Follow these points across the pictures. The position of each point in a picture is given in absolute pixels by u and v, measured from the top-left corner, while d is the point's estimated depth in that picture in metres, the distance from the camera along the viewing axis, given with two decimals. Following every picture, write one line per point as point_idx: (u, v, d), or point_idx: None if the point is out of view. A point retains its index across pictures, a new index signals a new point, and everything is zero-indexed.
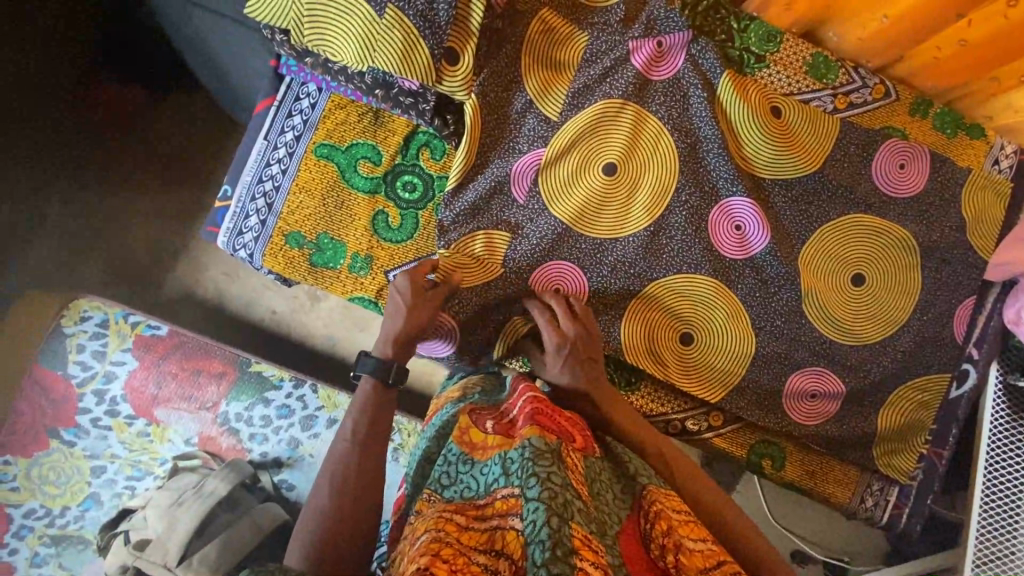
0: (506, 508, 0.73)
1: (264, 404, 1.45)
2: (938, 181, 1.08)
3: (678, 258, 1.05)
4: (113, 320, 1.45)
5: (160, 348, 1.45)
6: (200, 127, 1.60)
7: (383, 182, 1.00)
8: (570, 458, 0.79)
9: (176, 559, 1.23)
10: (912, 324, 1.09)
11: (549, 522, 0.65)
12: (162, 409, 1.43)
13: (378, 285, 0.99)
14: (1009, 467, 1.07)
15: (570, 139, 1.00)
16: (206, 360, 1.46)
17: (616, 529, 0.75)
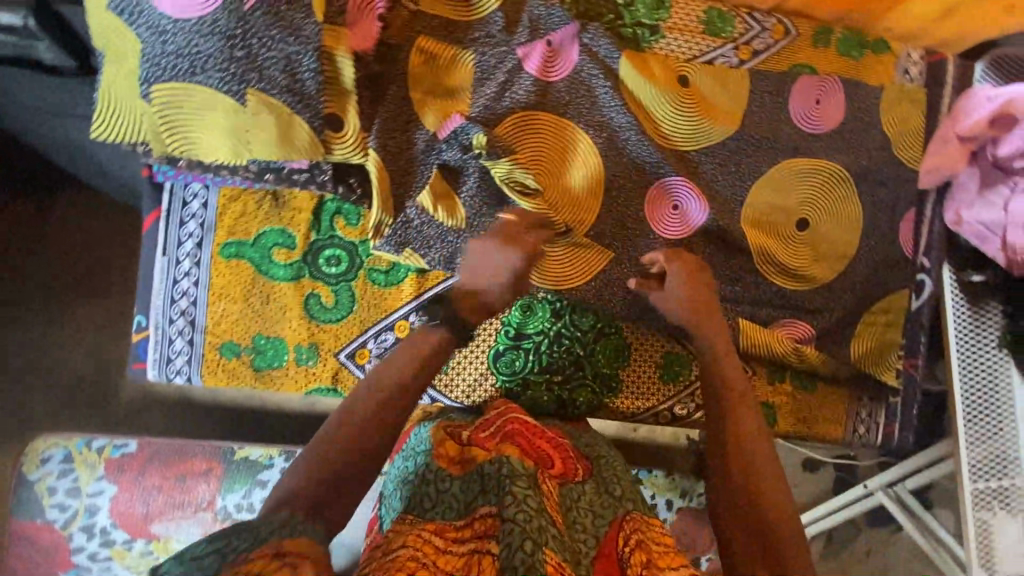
0: (484, 530, 0.71)
1: (262, 487, 1.35)
2: (855, 106, 1.07)
3: (619, 254, 1.02)
4: (74, 451, 1.31)
5: (135, 464, 1.32)
6: (97, 226, 1.45)
7: (305, 264, 0.93)
8: (547, 484, 0.78)
9: None
10: (863, 251, 1.10)
11: (522, 545, 0.64)
12: (157, 524, 1.31)
13: (331, 370, 0.95)
14: (978, 353, 1.14)
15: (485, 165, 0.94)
16: (186, 461, 1.34)
17: (592, 555, 0.74)
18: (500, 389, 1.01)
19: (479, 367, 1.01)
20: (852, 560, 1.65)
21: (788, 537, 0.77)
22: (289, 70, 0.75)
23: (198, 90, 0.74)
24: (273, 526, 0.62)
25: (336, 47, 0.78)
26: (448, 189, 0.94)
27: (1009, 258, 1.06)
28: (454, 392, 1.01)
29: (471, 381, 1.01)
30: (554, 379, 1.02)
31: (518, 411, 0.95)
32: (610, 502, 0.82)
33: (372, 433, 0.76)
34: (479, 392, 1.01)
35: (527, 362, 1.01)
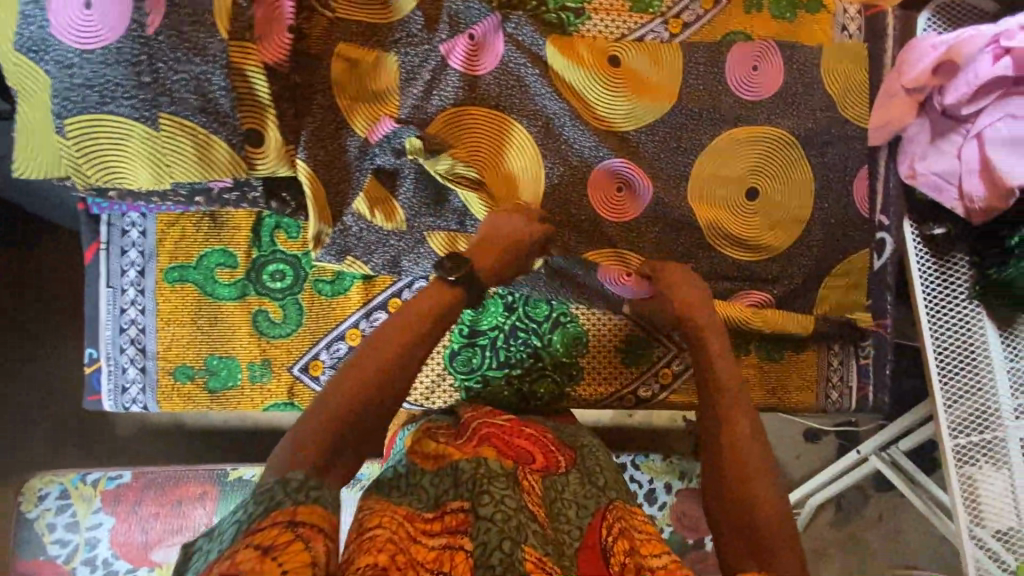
0: (456, 525, 0.70)
1: None
2: (794, 69, 1.05)
3: (566, 243, 1.00)
4: (71, 486, 1.30)
5: (131, 493, 1.31)
6: (67, 263, 1.46)
7: (249, 281, 0.93)
8: (527, 480, 0.77)
9: None
10: (818, 214, 1.08)
11: (500, 544, 0.65)
12: (159, 551, 1.29)
13: (287, 384, 0.95)
14: (945, 308, 1.13)
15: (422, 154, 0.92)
16: (181, 487, 1.34)
17: (575, 547, 0.72)
18: (460, 389, 1.01)
19: (436, 368, 1.00)
20: (862, 527, 1.62)
21: (777, 531, 0.72)
22: (199, 90, 0.75)
23: (108, 119, 0.74)
24: (292, 487, 0.62)
25: (245, 63, 0.77)
26: (384, 192, 0.94)
27: (968, 207, 1.05)
28: (414, 394, 1.00)
29: (429, 383, 1.00)
30: (513, 373, 1.01)
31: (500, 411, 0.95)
32: (593, 490, 0.80)
33: (380, 386, 0.75)
34: (440, 395, 1.01)
35: (485, 358, 1.01)
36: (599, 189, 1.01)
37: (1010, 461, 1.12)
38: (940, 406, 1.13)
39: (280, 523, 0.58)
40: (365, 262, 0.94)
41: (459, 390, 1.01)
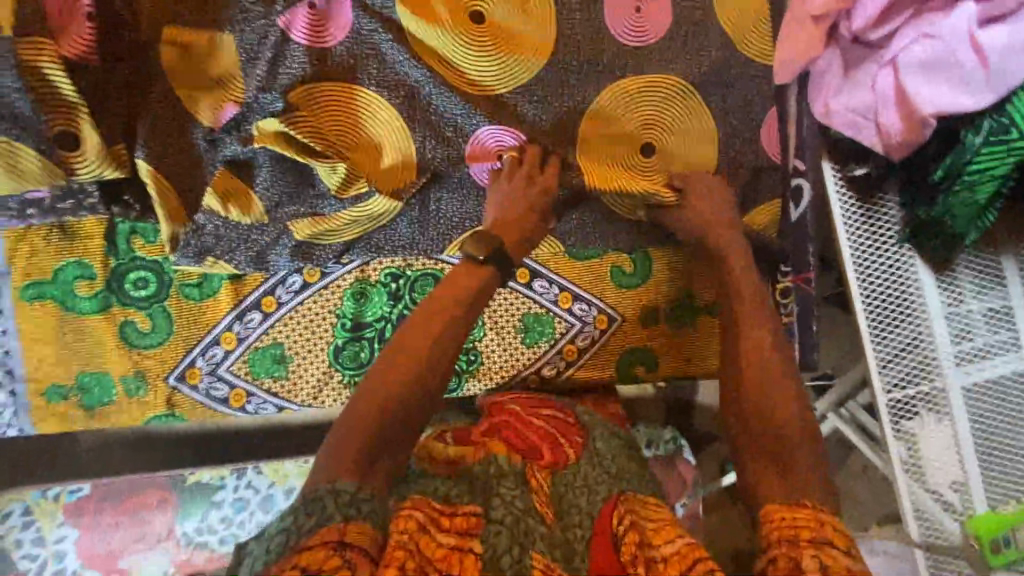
0: (465, 528, 0.66)
1: (216, 507, 1.31)
2: (681, 9, 0.95)
3: (449, 221, 0.95)
4: (33, 503, 1.28)
5: (94, 503, 1.29)
6: None
7: (111, 292, 0.89)
8: (535, 477, 0.76)
9: None
10: (723, 164, 1.00)
11: (510, 549, 0.65)
12: (125, 558, 1.29)
13: (164, 396, 0.92)
14: (872, 256, 1.05)
15: (280, 135, 0.86)
16: (140, 494, 1.31)
17: (587, 537, 0.71)
18: (348, 385, 0.95)
19: (322, 366, 0.94)
20: None
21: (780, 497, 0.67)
22: None
23: None
24: (339, 498, 0.62)
25: (39, 59, 0.74)
26: (240, 185, 0.88)
27: (886, 143, 0.95)
28: (301, 396, 0.95)
29: (315, 383, 0.94)
30: None
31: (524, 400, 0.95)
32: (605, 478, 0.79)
33: (413, 383, 0.76)
34: (328, 395, 0.95)
35: (373, 352, 0.95)
36: (485, 158, 0.94)
37: (951, 409, 1.05)
38: (873, 371, 1.06)
39: (328, 542, 0.57)
40: (230, 258, 0.89)
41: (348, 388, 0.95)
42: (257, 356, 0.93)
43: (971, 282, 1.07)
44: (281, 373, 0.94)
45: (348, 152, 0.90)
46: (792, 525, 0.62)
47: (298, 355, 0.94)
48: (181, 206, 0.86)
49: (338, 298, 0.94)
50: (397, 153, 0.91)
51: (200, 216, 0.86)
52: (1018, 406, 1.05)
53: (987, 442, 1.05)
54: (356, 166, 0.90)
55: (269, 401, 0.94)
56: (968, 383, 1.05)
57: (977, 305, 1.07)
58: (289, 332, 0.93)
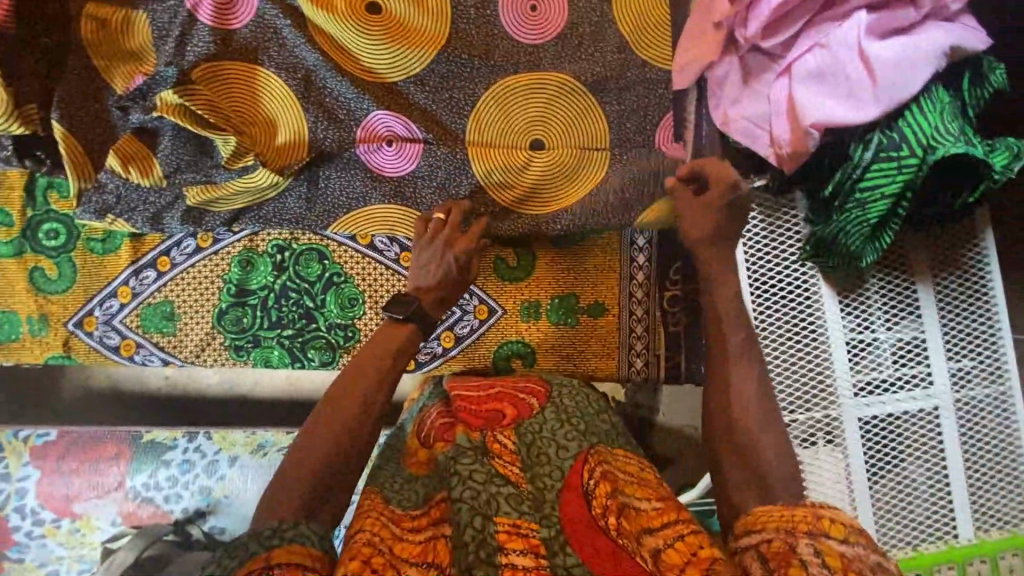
0: (439, 516, 0.72)
1: (166, 466, 1.32)
2: (577, 10, 0.97)
3: (339, 198, 0.99)
4: (5, 440, 1.31)
5: (57, 450, 1.31)
6: None
7: (25, 240, 0.98)
8: (497, 441, 0.77)
9: None
10: (616, 165, 0.99)
11: (470, 521, 0.64)
12: (79, 503, 1.30)
13: (62, 339, 0.99)
14: (769, 273, 1.01)
15: (179, 110, 0.92)
16: (100, 446, 1.31)
17: (559, 490, 0.71)
18: (229, 348, 1.01)
19: (205, 328, 1.00)
20: None
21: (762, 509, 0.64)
22: None
23: None
24: (264, 537, 0.61)
25: None
26: (144, 150, 0.96)
27: (778, 154, 0.92)
28: (184, 352, 1.00)
29: (199, 341, 1.00)
30: (284, 334, 1.01)
31: (467, 386, 0.92)
32: (573, 433, 0.78)
33: (344, 447, 0.71)
34: (211, 355, 1.01)
35: (255, 319, 1.00)
36: (374, 141, 0.98)
37: (844, 441, 0.99)
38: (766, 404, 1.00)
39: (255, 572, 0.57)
40: (126, 217, 0.96)
41: (229, 350, 1.01)
42: (148, 312, 1.00)
43: (880, 309, 1.01)
44: (169, 329, 1.00)
45: (244, 128, 0.96)
46: (787, 519, 0.61)
47: (185, 313, 1.00)
48: (89, 164, 0.95)
49: (226, 263, 1.00)
50: (289, 132, 0.97)
51: (104, 175, 0.95)
52: (922, 445, 0.99)
53: (890, 482, 0.99)
54: (250, 141, 0.96)
55: (158, 355, 1.00)
56: (865, 415, 1.00)
57: (886, 334, 1.00)
58: (179, 291, 1.00)
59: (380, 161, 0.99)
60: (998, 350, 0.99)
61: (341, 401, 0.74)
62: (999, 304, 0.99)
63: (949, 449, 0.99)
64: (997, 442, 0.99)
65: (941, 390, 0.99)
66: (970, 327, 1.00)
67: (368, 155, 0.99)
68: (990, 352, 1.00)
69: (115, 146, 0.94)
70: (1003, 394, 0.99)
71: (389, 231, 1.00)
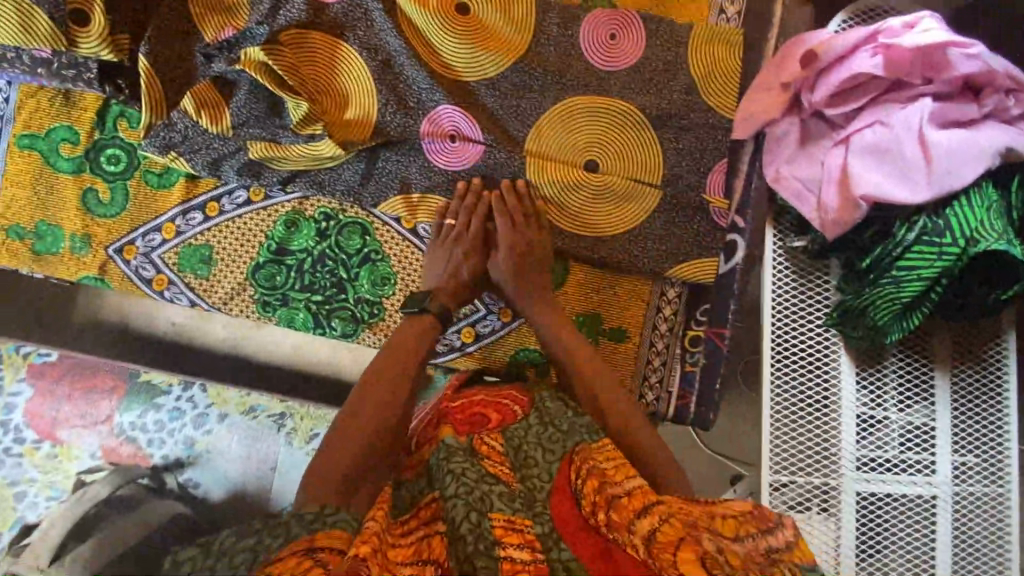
0: (429, 516, 0.74)
1: (155, 409, 1.31)
2: (654, 45, 1.00)
3: (393, 178, 1.02)
4: (5, 353, 1.31)
5: (54, 373, 1.32)
6: None
7: (87, 160, 1.01)
8: (485, 443, 0.81)
9: (48, 560, 1.06)
10: (663, 200, 1.02)
11: (466, 516, 0.67)
12: (64, 429, 1.30)
13: (99, 262, 1.02)
14: (795, 333, 1.03)
15: (262, 68, 0.96)
16: (97, 376, 1.32)
17: (547, 490, 0.75)
18: (257, 302, 1.03)
19: (238, 277, 1.02)
20: None
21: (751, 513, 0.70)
22: None
23: None
24: (306, 520, 0.66)
25: None
26: (218, 99, 0.99)
27: (823, 219, 0.95)
28: (214, 298, 1.03)
29: (229, 289, 1.02)
30: (313, 298, 1.03)
31: (457, 390, 0.97)
32: (558, 436, 0.82)
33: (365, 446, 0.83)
34: (238, 305, 1.03)
35: (288, 279, 1.03)
36: (438, 133, 1.01)
37: (839, 512, 0.99)
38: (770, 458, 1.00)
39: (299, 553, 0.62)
40: (187, 157, 0.99)
41: (255, 304, 1.03)
42: (185, 253, 1.02)
43: (894, 389, 1.02)
44: (203, 272, 1.02)
45: (318, 95, 1.00)
46: (687, 513, 0.69)
47: (222, 260, 1.02)
48: (163, 103, 0.99)
49: (273, 220, 1.03)
50: (357, 106, 1.01)
51: (176, 115, 0.98)
52: (915, 532, 0.99)
53: (876, 562, 0.98)
54: (321, 108, 1.00)
55: (187, 293, 1.02)
56: (864, 491, 1.00)
57: (897, 416, 1.01)
58: (221, 238, 1.02)
59: (441, 155, 1.02)
60: (1005, 454, 0.99)
61: (361, 407, 0.88)
62: (1011, 405, 1.00)
63: (941, 541, 0.98)
64: (990, 545, 0.99)
65: (942, 480, 0.99)
66: (980, 424, 1.00)
67: (432, 145, 1.02)
68: (997, 453, 1.00)
69: (191, 91, 0.98)
70: (1003, 497, 0.99)
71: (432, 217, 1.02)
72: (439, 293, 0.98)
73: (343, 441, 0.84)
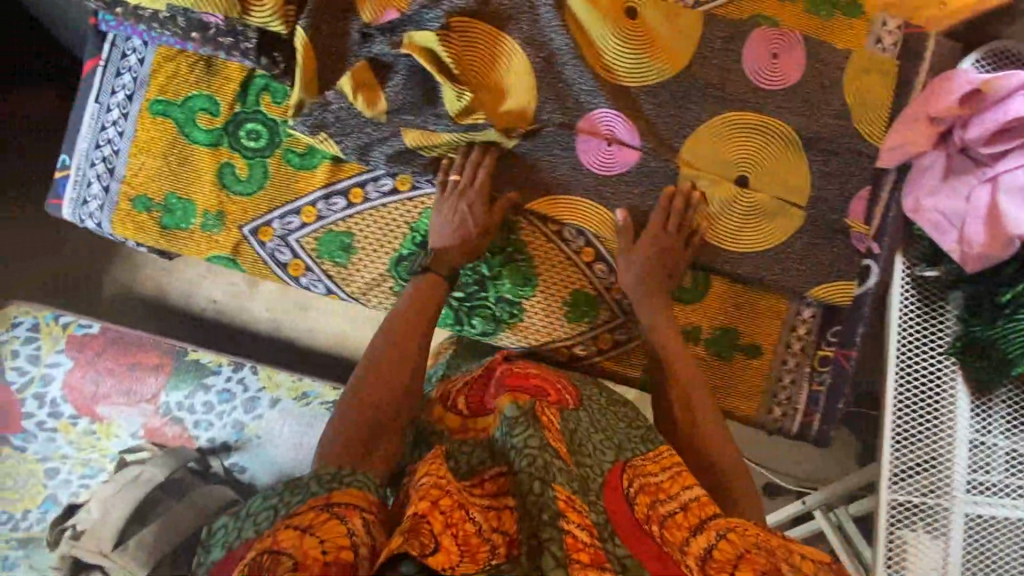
0: (496, 490, 0.69)
1: (204, 390, 1.27)
2: (815, 68, 1.01)
3: (545, 179, 1.01)
4: (43, 321, 1.27)
5: (94, 346, 1.27)
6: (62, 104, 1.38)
7: (225, 133, 0.96)
8: (545, 415, 0.73)
9: (111, 545, 1.17)
10: (806, 221, 1.04)
11: (532, 487, 0.63)
12: (104, 405, 1.26)
13: (234, 241, 0.97)
14: (918, 359, 1.07)
15: (428, 53, 0.93)
16: (141, 351, 1.28)
17: (599, 479, 0.72)
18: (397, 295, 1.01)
19: (379, 268, 0.99)
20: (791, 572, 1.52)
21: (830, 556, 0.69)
22: None
23: None
24: (324, 480, 0.68)
25: None
26: (374, 81, 0.95)
27: (964, 252, 0.98)
28: (351, 287, 0.99)
29: (369, 280, 0.99)
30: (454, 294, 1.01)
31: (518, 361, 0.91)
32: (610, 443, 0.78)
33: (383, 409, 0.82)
34: (377, 296, 1.00)
35: None
36: (594, 135, 1.00)
37: (948, 532, 1.04)
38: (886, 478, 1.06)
39: (317, 507, 0.63)
40: (337, 140, 0.95)
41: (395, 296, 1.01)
42: (326, 239, 0.98)
43: (1001, 418, 1.06)
44: (342, 260, 0.98)
45: (478, 87, 0.96)
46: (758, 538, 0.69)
47: (363, 249, 0.99)
48: (315, 79, 0.93)
49: (418, 212, 1.00)
50: (516, 101, 0.98)
51: (331, 94, 0.93)
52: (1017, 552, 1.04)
53: None
54: (480, 100, 0.96)
55: (324, 280, 0.99)
56: (972, 512, 1.05)
57: (1003, 442, 1.06)
58: (363, 226, 0.99)
59: (594, 158, 1.00)
60: None
61: (378, 367, 0.87)
62: None
63: None
64: None
65: None
66: None
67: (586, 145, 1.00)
68: None
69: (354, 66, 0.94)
70: None
71: (580, 223, 1.02)
72: (449, 253, 0.95)
73: (357, 415, 0.81)
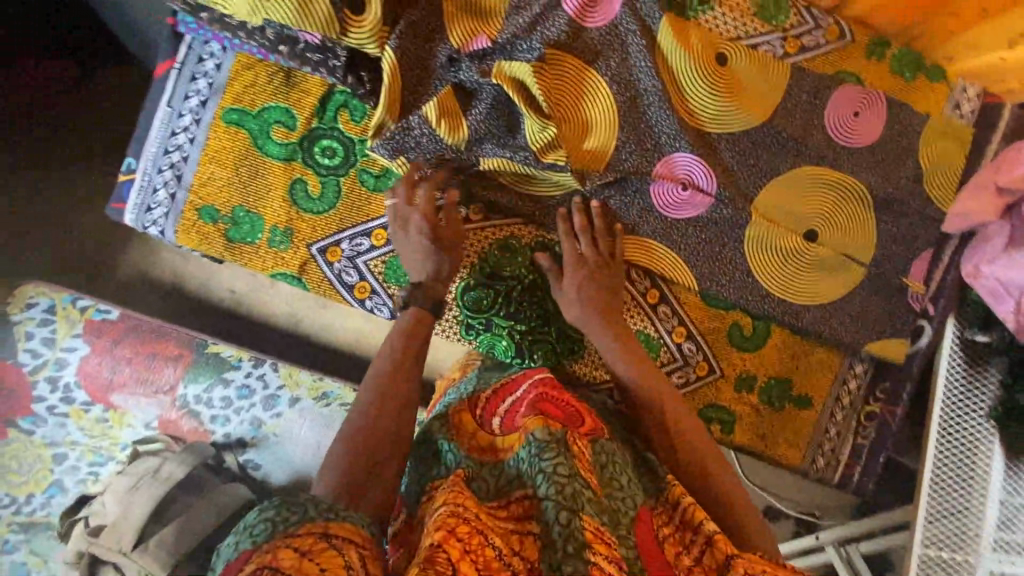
0: (522, 513, 0.65)
1: (223, 385, 1.22)
2: (893, 129, 1.02)
3: (619, 219, 1.00)
4: (59, 304, 1.20)
5: (113, 333, 1.20)
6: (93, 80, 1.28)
7: (300, 148, 0.93)
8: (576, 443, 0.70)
9: (132, 543, 1.08)
10: (869, 278, 1.05)
11: (559, 517, 0.61)
12: (119, 394, 1.20)
13: (300, 259, 0.95)
14: (960, 420, 1.08)
15: (518, 83, 0.91)
16: (161, 341, 1.22)
17: (631, 514, 0.67)
18: (461, 323, 1.01)
19: None
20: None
21: None
22: None
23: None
24: (318, 504, 0.59)
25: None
26: (457, 107, 0.92)
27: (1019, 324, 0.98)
28: None
29: None
30: (517, 327, 0.99)
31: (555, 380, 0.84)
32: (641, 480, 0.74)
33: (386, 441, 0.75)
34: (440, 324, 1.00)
35: (495, 304, 0.99)
36: (670, 177, 0.99)
37: None
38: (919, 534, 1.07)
39: (309, 530, 0.56)
40: (415, 165, 0.93)
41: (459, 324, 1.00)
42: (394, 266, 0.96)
43: None
44: None
45: (561, 121, 0.94)
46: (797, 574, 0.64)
47: None
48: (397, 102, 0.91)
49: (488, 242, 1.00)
50: (596, 138, 0.96)
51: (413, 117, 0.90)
52: None
53: None
54: (564, 134, 0.94)
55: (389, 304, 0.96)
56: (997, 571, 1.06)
57: None
58: None
59: (667, 201, 1.00)
60: None
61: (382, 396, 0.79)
62: None
63: None
64: None
65: None
66: None
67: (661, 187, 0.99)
68: None
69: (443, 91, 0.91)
70: None
71: (649, 265, 1.02)
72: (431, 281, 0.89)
73: (356, 447, 0.74)
